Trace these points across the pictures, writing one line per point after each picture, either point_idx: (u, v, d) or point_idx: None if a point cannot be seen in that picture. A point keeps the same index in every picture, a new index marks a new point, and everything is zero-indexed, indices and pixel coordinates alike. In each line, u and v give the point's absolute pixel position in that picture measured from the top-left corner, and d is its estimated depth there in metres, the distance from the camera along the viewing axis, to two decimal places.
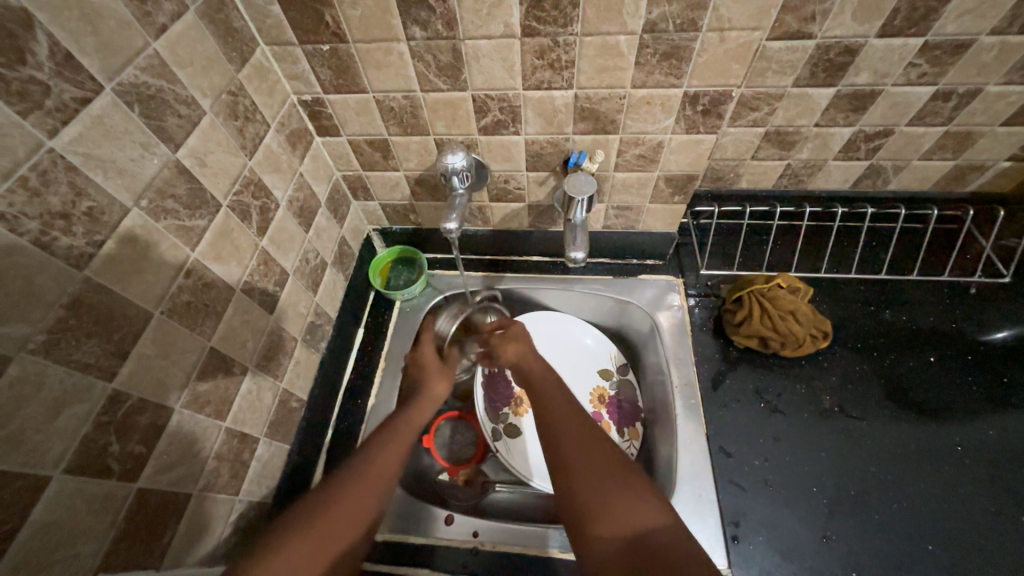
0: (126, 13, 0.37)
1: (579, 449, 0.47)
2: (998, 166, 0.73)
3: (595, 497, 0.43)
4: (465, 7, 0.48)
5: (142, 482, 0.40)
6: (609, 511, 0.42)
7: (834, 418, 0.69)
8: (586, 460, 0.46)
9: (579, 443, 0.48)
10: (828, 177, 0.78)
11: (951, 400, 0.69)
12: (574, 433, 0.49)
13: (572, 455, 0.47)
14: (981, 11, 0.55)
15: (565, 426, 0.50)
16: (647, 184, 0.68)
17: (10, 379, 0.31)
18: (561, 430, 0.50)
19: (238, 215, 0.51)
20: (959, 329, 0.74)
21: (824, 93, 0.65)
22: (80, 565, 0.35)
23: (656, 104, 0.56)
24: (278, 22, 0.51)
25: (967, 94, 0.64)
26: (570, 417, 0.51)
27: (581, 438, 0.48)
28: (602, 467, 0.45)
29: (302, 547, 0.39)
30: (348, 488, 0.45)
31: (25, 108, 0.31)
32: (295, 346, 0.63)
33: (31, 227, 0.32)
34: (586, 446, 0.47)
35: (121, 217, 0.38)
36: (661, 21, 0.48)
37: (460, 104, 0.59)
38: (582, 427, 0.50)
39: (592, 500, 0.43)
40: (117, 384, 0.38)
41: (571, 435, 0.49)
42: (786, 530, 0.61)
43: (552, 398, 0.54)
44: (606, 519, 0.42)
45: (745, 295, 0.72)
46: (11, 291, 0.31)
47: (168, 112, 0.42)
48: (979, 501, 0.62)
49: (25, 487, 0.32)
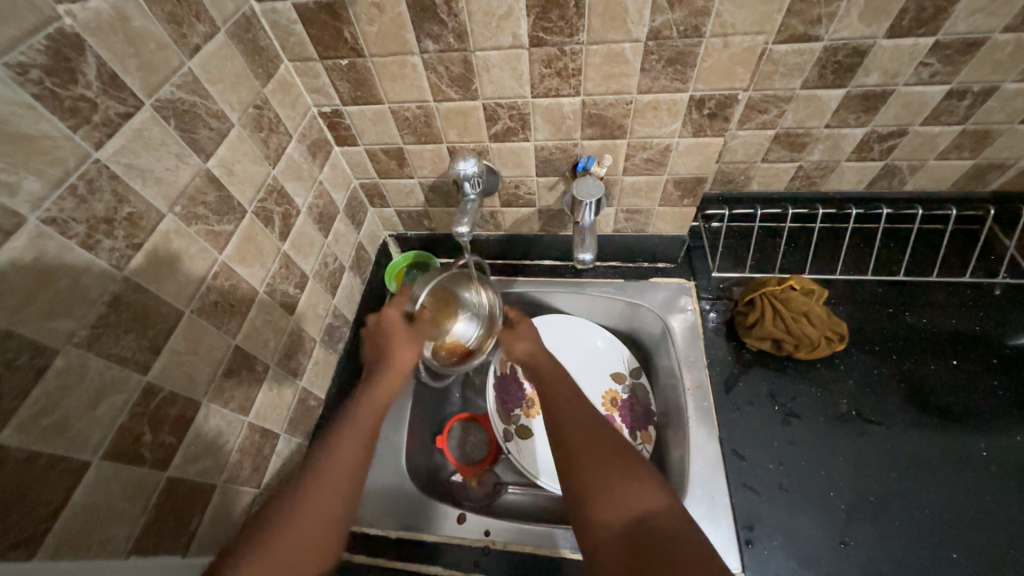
0: (164, 35, 0.41)
1: (581, 439, 0.49)
2: (1020, 165, 0.72)
3: (595, 484, 0.45)
4: (476, 21, 0.51)
5: (171, 471, 0.43)
6: (609, 497, 0.43)
7: (851, 422, 0.68)
8: (586, 449, 0.47)
9: (580, 433, 0.49)
10: (841, 179, 0.78)
11: (977, 406, 0.67)
12: (578, 425, 0.50)
13: (574, 444, 0.48)
14: (993, 9, 0.54)
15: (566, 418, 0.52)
16: (655, 187, 0.69)
17: (57, 370, 0.34)
18: (567, 423, 0.51)
19: (262, 221, 0.54)
20: (985, 334, 0.72)
21: (834, 95, 0.65)
22: (115, 546, 0.38)
23: (662, 109, 0.58)
24: (300, 39, 0.55)
25: (983, 92, 0.63)
26: (573, 411, 0.53)
27: (583, 430, 0.50)
28: (602, 456, 0.47)
29: (294, 526, 0.42)
30: (325, 471, 0.47)
31: (76, 122, 0.34)
32: (314, 346, 0.65)
33: (78, 231, 0.35)
34: (590, 437, 0.49)
35: (157, 222, 0.41)
36: (665, 28, 0.49)
37: (471, 112, 0.61)
38: (586, 420, 0.51)
39: (591, 486, 0.45)
40: (151, 377, 0.41)
41: (574, 427, 0.50)
42: (803, 535, 0.60)
43: (557, 393, 0.56)
44: (605, 505, 0.43)
45: (757, 297, 0.72)
46: (60, 289, 0.34)
47: (201, 125, 0.45)
48: (1008, 509, 0.60)
49: (69, 470, 0.34)
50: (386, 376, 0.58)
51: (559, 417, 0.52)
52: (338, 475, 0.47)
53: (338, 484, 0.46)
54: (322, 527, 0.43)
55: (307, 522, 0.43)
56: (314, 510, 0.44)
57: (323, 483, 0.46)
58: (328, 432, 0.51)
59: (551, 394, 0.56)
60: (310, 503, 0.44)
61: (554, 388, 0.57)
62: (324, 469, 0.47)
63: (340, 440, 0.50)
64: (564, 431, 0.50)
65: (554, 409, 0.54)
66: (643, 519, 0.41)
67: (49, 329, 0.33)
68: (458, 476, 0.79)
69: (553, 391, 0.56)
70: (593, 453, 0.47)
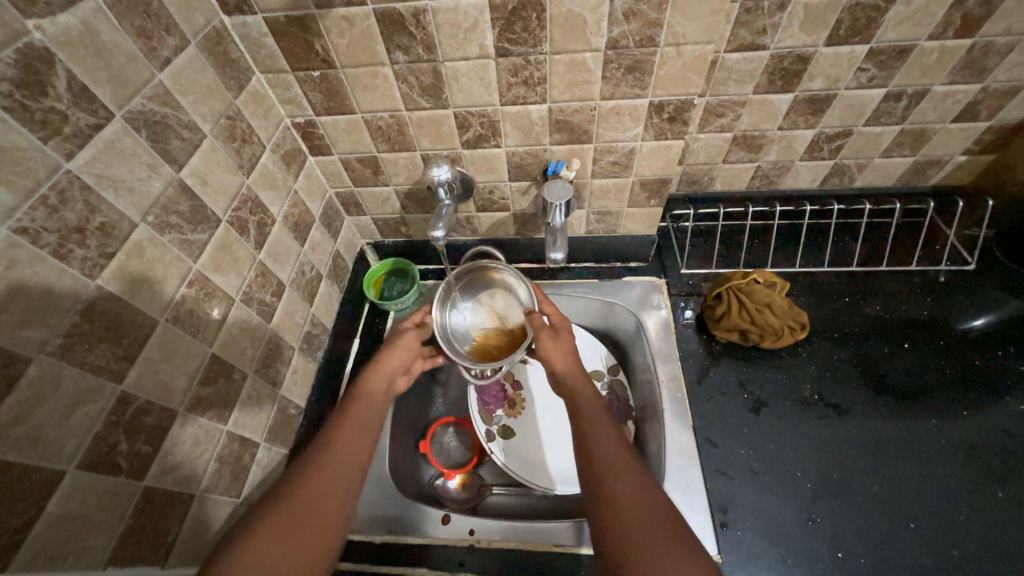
0: (133, 48, 0.41)
1: (628, 488, 0.44)
2: (955, 160, 0.78)
3: (637, 535, 0.41)
4: (443, 33, 0.53)
5: (148, 481, 0.43)
6: (652, 563, 0.38)
7: (814, 406, 0.71)
8: (629, 503, 0.43)
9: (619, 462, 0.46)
10: (797, 178, 0.83)
11: (928, 385, 0.72)
12: (620, 463, 0.46)
13: (614, 485, 0.45)
14: (918, 19, 0.60)
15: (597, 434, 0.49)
16: (623, 189, 0.72)
17: (30, 379, 0.34)
18: (612, 465, 0.46)
19: (237, 230, 0.54)
20: (934, 318, 0.77)
21: (784, 99, 0.69)
22: (91, 558, 0.38)
23: (624, 114, 0.61)
24: (272, 52, 0.56)
25: (916, 95, 0.69)
26: (613, 444, 0.48)
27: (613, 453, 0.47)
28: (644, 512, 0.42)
29: (281, 523, 0.40)
30: (320, 469, 0.45)
31: (46, 134, 0.35)
32: (293, 354, 0.65)
33: (50, 241, 0.35)
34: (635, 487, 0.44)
35: (129, 231, 0.41)
36: (623, 38, 0.53)
37: (443, 120, 0.63)
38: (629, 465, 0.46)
39: (629, 534, 0.41)
40: (126, 386, 0.41)
41: (615, 465, 0.46)
42: (773, 515, 0.63)
43: (592, 412, 0.52)
44: (646, 566, 0.38)
45: (724, 290, 0.75)
46: (32, 298, 0.34)
47: (173, 135, 0.46)
48: (957, 479, 0.64)
49: (42, 481, 0.34)
50: (374, 373, 0.57)
51: (596, 448, 0.48)
52: (333, 477, 0.45)
53: (334, 486, 0.44)
54: (313, 532, 0.41)
55: (298, 524, 0.41)
56: (304, 510, 0.42)
57: (316, 481, 0.44)
58: (321, 433, 0.49)
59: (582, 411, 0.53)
60: (300, 503, 0.42)
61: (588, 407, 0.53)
62: (317, 469, 0.45)
63: (336, 440, 0.48)
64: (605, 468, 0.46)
65: (591, 431, 0.50)
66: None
67: (22, 337, 0.33)
68: (440, 480, 0.79)
69: (585, 408, 0.53)
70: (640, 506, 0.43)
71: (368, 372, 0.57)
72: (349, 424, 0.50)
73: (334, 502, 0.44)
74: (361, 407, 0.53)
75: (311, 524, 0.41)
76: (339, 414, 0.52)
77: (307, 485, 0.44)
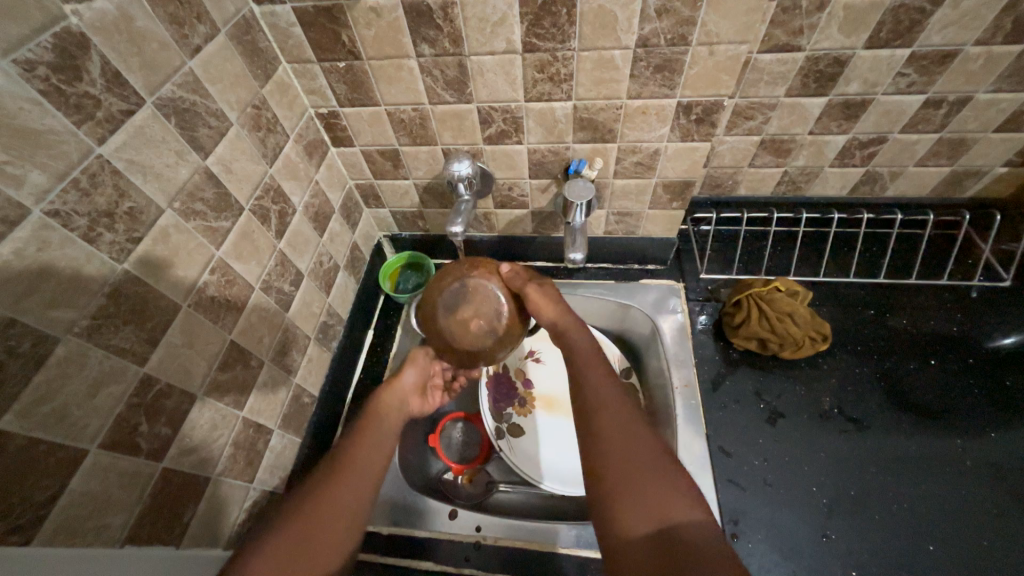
0: (165, 35, 0.42)
1: (621, 430, 0.44)
2: (995, 171, 0.75)
3: (634, 472, 0.41)
4: (471, 27, 0.52)
5: (166, 462, 0.44)
6: (643, 497, 0.40)
7: (833, 420, 0.69)
8: (620, 448, 0.43)
9: (615, 407, 0.46)
10: (825, 185, 0.80)
11: (954, 403, 0.69)
12: (614, 406, 0.46)
13: (605, 433, 0.44)
14: (965, 22, 0.57)
15: (591, 381, 0.49)
16: (646, 191, 0.71)
17: (58, 358, 0.34)
18: (607, 407, 0.46)
19: (259, 218, 0.55)
20: (962, 335, 0.75)
21: (816, 103, 0.67)
22: (109, 535, 0.38)
23: (651, 114, 0.59)
24: (299, 42, 0.56)
25: (957, 102, 0.66)
26: (610, 388, 0.48)
27: (608, 400, 0.47)
28: (637, 458, 0.42)
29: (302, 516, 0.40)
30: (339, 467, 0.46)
31: (80, 118, 0.35)
32: (308, 343, 0.66)
33: (80, 224, 0.36)
34: (627, 431, 0.44)
35: (156, 217, 0.42)
36: (653, 36, 0.51)
37: (466, 115, 0.62)
38: (622, 410, 0.46)
39: (625, 474, 0.41)
40: (148, 369, 0.41)
41: (606, 409, 0.46)
42: (785, 528, 0.62)
43: (584, 360, 0.51)
44: (640, 500, 0.39)
45: (744, 297, 0.73)
46: (62, 280, 0.35)
47: (200, 123, 0.46)
48: (980, 502, 0.62)
49: (66, 458, 0.35)
50: (386, 391, 0.57)
51: (592, 393, 0.48)
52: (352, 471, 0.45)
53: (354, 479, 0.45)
54: (335, 521, 0.41)
55: (319, 513, 0.41)
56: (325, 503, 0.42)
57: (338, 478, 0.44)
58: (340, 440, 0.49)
59: (577, 363, 0.51)
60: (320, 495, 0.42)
61: (583, 355, 0.51)
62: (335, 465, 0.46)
63: (353, 443, 0.48)
64: (597, 415, 0.46)
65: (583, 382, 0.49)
66: (670, 529, 0.37)
67: (51, 318, 0.34)
68: (449, 474, 0.80)
69: (580, 359, 0.51)
70: (629, 452, 0.42)
71: (378, 393, 0.57)
72: (366, 428, 0.51)
73: (347, 489, 0.44)
74: (377, 419, 0.52)
75: (332, 513, 0.42)
76: (357, 424, 0.51)
77: (322, 478, 0.44)
